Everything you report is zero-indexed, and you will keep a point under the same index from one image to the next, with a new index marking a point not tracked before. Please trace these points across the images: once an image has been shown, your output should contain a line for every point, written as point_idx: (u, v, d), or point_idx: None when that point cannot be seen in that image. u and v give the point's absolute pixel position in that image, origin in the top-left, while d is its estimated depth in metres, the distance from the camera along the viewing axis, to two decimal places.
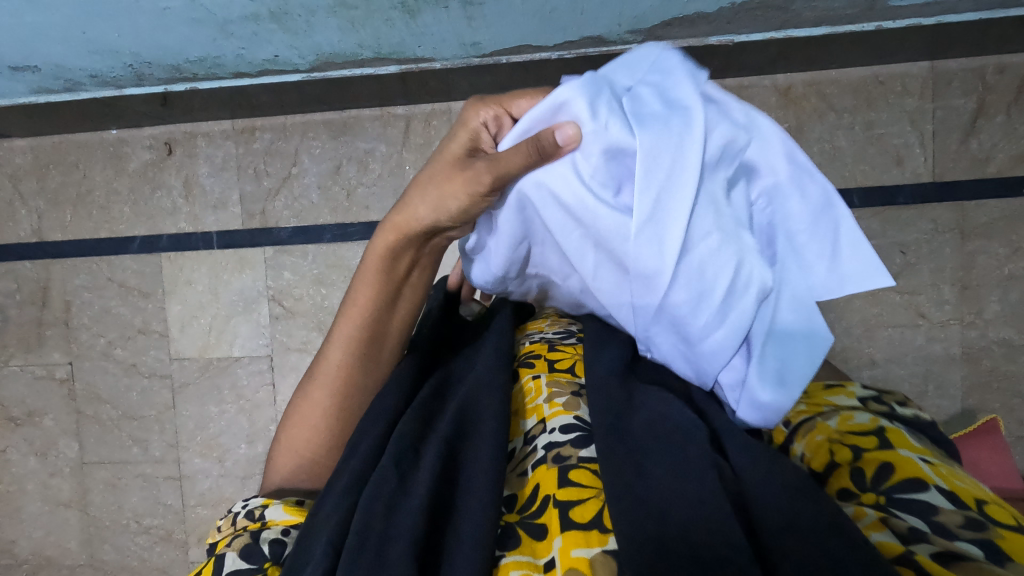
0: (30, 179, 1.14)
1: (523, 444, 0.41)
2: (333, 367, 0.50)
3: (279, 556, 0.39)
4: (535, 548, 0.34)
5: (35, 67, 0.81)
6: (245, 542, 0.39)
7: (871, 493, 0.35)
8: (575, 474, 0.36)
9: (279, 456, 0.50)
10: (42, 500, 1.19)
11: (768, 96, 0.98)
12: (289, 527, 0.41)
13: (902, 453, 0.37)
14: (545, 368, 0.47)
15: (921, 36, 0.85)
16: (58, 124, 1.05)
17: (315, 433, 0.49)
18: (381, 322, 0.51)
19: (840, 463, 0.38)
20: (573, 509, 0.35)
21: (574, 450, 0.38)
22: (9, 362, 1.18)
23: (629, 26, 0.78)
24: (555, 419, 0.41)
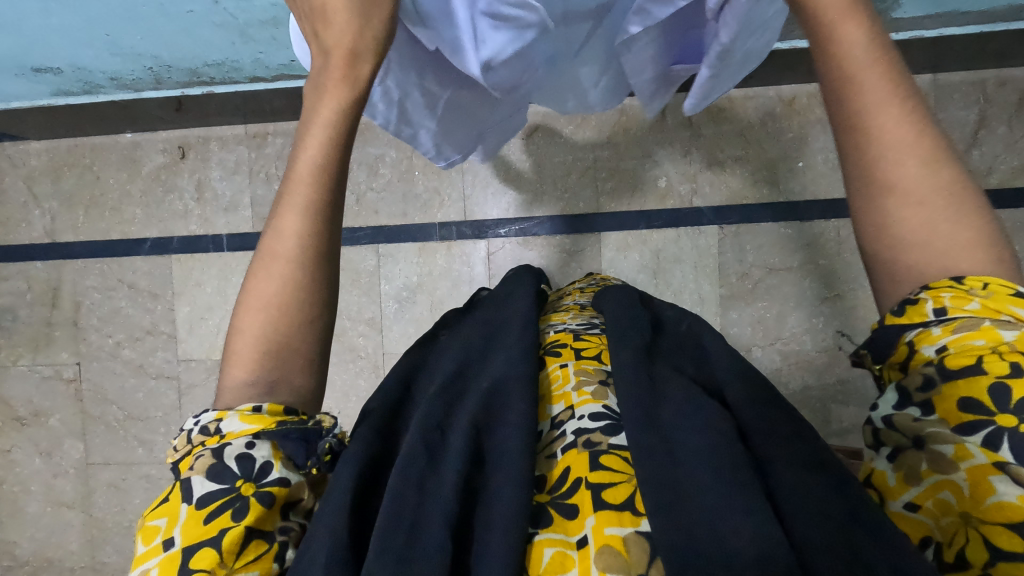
0: (45, 181, 1.16)
1: (551, 428, 0.41)
2: (287, 238, 0.42)
3: (250, 473, 0.38)
4: (565, 527, 0.35)
5: (57, 69, 0.83)
6: (210, 465, 0.38)
7: (1005, 414, 0.33)
8: (605, 459, 0.37)
9: (239, 356, 0.42)
10: (45, 500, 1.19)
11: (773, 106, 1.00)
12: (253, 437, 0.39)
13: (1014, 334, 0.34)
14: (572, 356, 0.47)
15: (923, 49, 0.86)
16: (75, 127, 1.07)
17: (277, 314, 0.42)
18: (339, 186, 0.42)
19: (984, 367, 0.34)
20: (606, 490, 0.36)
21: (604, 437, 0.39)
22: (18, 361, 1.18)
23: None
24: (584, 407, 0.41)
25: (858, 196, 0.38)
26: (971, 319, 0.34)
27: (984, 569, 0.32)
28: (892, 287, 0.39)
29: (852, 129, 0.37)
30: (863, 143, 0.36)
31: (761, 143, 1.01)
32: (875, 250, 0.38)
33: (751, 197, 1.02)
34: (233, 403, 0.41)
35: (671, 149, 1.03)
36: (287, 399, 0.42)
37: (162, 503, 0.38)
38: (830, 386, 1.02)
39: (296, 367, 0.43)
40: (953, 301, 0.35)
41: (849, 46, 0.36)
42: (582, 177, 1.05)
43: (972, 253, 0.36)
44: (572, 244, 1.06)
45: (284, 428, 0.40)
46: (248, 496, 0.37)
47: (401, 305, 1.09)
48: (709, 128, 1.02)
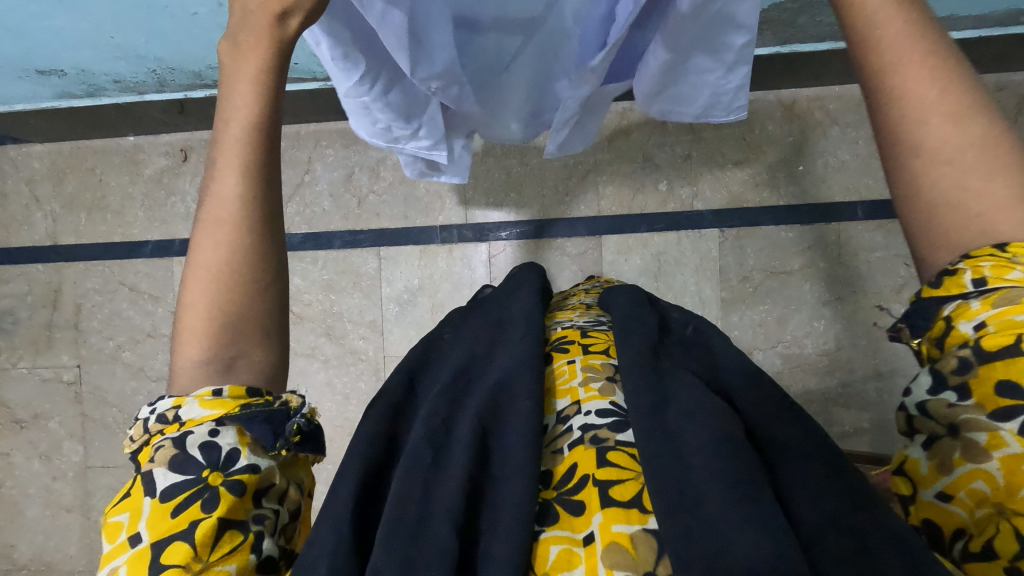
0: (47, 184, 1.16)
1: (557, 422, 0.41)
2: (227, 202, 0.40)
3: (215, 463, 0.38)
4: (572, 524, 0.35)
5: (61, 72, 0.84)
6: (171, 457, 0.38)
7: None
8: (612, 456, 0.37)
9: (187, 331, 0.41)
10: (44, 503, 1.18)
11: (773, 110, 1.01)
12: (215, 424, 0.39)
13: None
14: (579, 352, 0.47)
15: None
16: (78, 129, 1.07)
17: (222, 282, 0.41)
18: (274, 148, 0.42)
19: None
20: (613, 487, 0.35)
21: (611, 433, 0.39)
22: (18, 364, 1.18)
23: None
24: (590, 402, 0.41)
25: (884, 159, 0.37)
26: (1011, 290, 0.33)
27: (1013, 560, 0.33)
28: (932, 254, 0.37)
29: (874, 83, 0.36)
30: (886, 95, 0.36)
31: (761, 147, 1.01)
32: (910, 214, 0.37)
33: (751, 200, 1.02)
34: (189, 388, 0.40)
35: (672, 153, 1.03)
36: (248, 378, 0.42)
37: (124, 498, 0.38)
38: (831, 389, 1.02)
39: (253, 338, 0.42)
40: (993, 271, 0.34)
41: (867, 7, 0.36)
42: (583, 180, 1.05)
43: (1011, 213, 0.34)
44: (572, 247, 1.06)
45: (248, 412, 0.40)
46: (216, 485, 0.37)
47: (402, 307, 1.09)
48: (709, 131, 1.02)
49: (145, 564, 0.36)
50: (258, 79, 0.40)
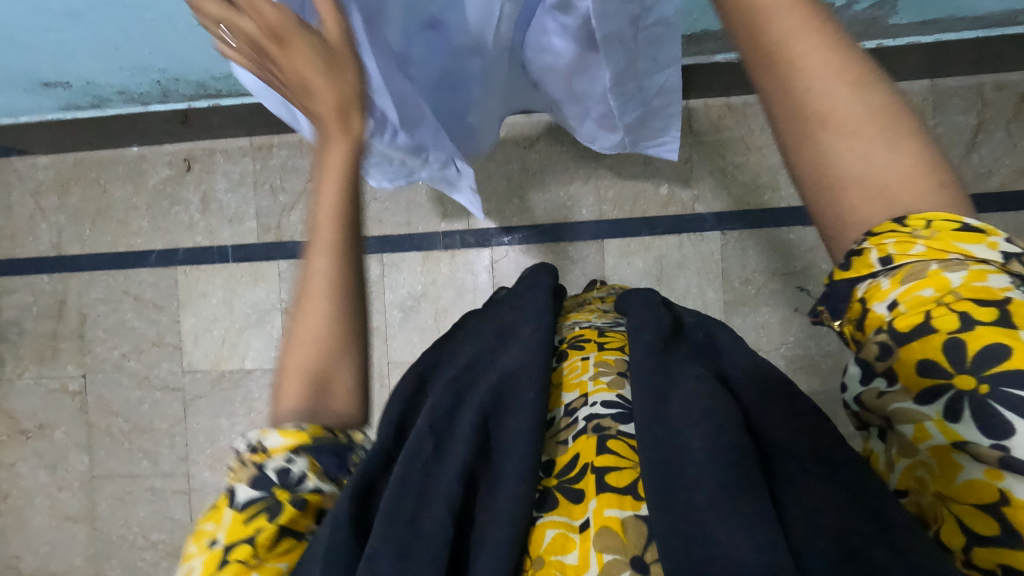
0: (52, 195, 1.17)
1: (564, 415, 0.44)
2: (319, 275, 0.42)
3: (287, 480, 0.38)
4: (570, 511, 0.37)
5: (66, 84, 0.84)
6: (251, 473, 0.38)
7: (963, 374, 0.31)
8: (613, 444, 0.39)
9: (281, 394, 0.42)
10: (50, 514, 1.18)
11: None
12: (291, 452, 0.38)
13: (962, 277, 0.31)
14: (594, 348, 0.49)
15: (919, 54, 0.89)
16: (82, 140, 1.08)
17: (317, 347, 0.42)
18: (358, 223, 0.44)
19: (937, 323, 0.31)
20: (609, 474, 0.38)
21: (614, 423, 0.41)
22: (23, 374, 1.19)
23: None
24: (597, 394, 0.43)
25: (786, 136, 0.34)
26: (915, 267, 0.32)
27: (964, 552, 0.32)
28: (839, 234, 0.35)
29: (759, 67, 0.34)
30: (776, 79, 0.33)
31: (762, 149, 1.02)
32: (813, 195, 0.35)
33: (753, 202, 1.02)
34: (281, 421, 0.41)
35: (673, 156, 1.04)
36: (328, 421, 0.41)
37: (208, 508, 0.39)
38: (835, 391, 1.02)
39: (341, 395, 0.43)
40: (896, 249, 0.32)
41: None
42: (584, 185, 1.06)
43: (914, 184, 0.33)
44: (575, 251, 1.07)
45: (322, 440, 0.40)
46: (282, 501, 0.37)
47: (406, 313, 1.09)
48: (710, 134, 1.03)
49: (210, 568, 0.36)
50: (344, 164, 0.41)
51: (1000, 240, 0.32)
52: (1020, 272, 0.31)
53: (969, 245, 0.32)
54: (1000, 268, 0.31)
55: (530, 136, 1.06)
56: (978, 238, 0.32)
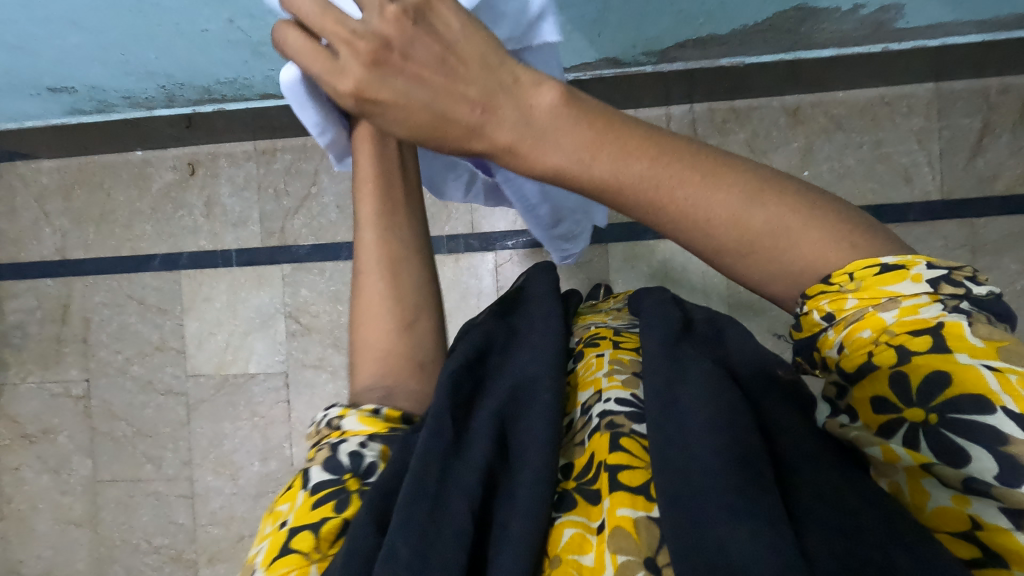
0: (56, 199, 1.17)
1: (582, 415, 0.46)
2: (375, 249, 0.54)
3: (358, 470, 0.43)
4: (588, 512, 0.39)
5: (71, 89, 0.84)
6: (326, 456, 0.44)
7: (912, 407, 0.34)
8: (626, 442, 0.41)
9: (362, 365, 0.53)
10: (53, 518, 1.18)
11: (778, 116, 1.01)
12: (365, 439, 0.45)
13: (893, 315, 0.35)
14: (610, 346, 0.51)
15: (923, 59, 0.89)
16: (86, 145, 1.08)
17: (385, 314, 0.54)
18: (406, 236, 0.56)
19: (882, 362, 0.35)
20: (622, 473, 0.39)
21: (627, 420, 0.42)
22: (27, 379, 1.19)
23: (644, 46, 0.81)
24: (611, 391, 0.45)
25: (680, 234, 0.38)
26: (853, 319, 0.36)
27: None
28: (775, 285, 0.39)
29: (607, 200, 0.37)
30: (638, 205, 0.36)
31: (765, 153, 1.02)
32: (736, 265, 0.38)
33: None
34: (369, 383, 0.52)
35: None
36: (406, 403, 0.51)
37: (285, 492, 0.43)
38: None
39: (407, 369, 0.53)
40: (833, 305, 0.36)
41: (540, 153, 0.35)
42: None
43: (788, 227, 0.37)
44: (579, 255, 1.07)
45: (395, 435, 0.46)
46: (352, 490, 0.41)
47: None
48: (714, 138, 1.03)
49: (276, 550, 0.39)
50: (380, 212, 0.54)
51: (922, 265, 0.36)
52: (948, 293, 0.35)
53: (895, 285, 0.36)
54: (931, 297, 0.35)
55: None
56: (899, 280, 0.36)
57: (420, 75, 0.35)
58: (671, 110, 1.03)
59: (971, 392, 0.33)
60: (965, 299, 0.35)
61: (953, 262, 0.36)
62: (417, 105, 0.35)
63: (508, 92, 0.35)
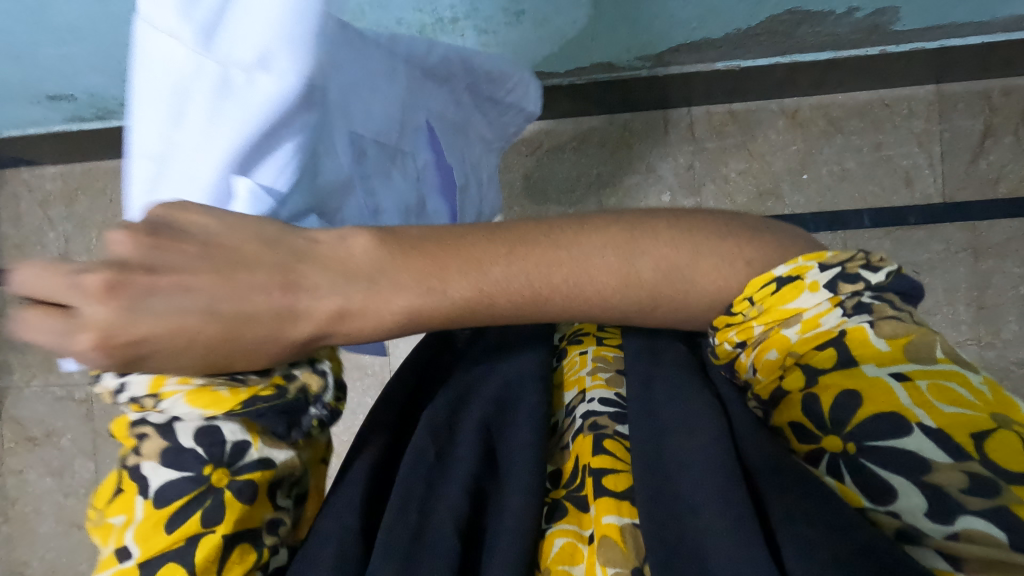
0: (60, 205, 1.18)
1: (565, 415, 0.46)
2: None
3: (219, 460, 0.36)
4: (579, 520, 0.39)
5: (71, 97, 0.85)
6: (162, 452, 0.36)
7: (829, 435, 0.37)
8: (609, 444, 0.41)
9: None
10: (57, 520, 1.19)
11: (776, 119, 1.01)
12: (212, 414, 0.36)
13: (796, 333, 0.39)
14: (593, 342, 0.50)
15: (922, 61, 0.89)
16: (89, 150, 1.09)
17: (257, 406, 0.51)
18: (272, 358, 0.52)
19: (794, 386, 0.39)
20: (607, 478, 0.39)
21: (611, 422, 0.42)
22: (31, 383, 1.20)
23: (638, 51, 0.81)
24: (594, 390, 0.45)
25: (582, 305, 0.40)
26: (762, 342, 0.40)
27: None
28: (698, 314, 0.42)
29: (486, 313, 0.40)
30: (547, 305, 0.40)
31: (764, 155, 1.01)
32: (639, 314, 0.42)
33: (756, 210, 1.02)
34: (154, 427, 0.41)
35: (676, 163, 1.03)
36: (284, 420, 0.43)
37: (114, 500, 0.36)
38: None
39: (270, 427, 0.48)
40: (740, 334, 0.41)
41: (385, 299, 0.39)
42: (586, 193, 1.05)
43: (669, 255, 0.40)
44: None
45: (255, 405, 0.37)
46: (220, 488, 0.36)
47: None
48: (712, 141, 1.02)
49: None
50: None
51: (817, 269, 0.39)
52: (850, 292, 0.38)
53: (795, 301, 0.39)
54: (831, 305, 0.38)
55: (532, 143, 1.06)
56: (800, 299, 0.39)
57: (182, 283, 0.37)
58: (669, 113, 1.03)
59: (878, 410, 0.36)
60: (865, 294, 0.38)
61: (846, 256, 0.39)
62: (190, 311, 0.37)
63: (309, 258, 0.40)
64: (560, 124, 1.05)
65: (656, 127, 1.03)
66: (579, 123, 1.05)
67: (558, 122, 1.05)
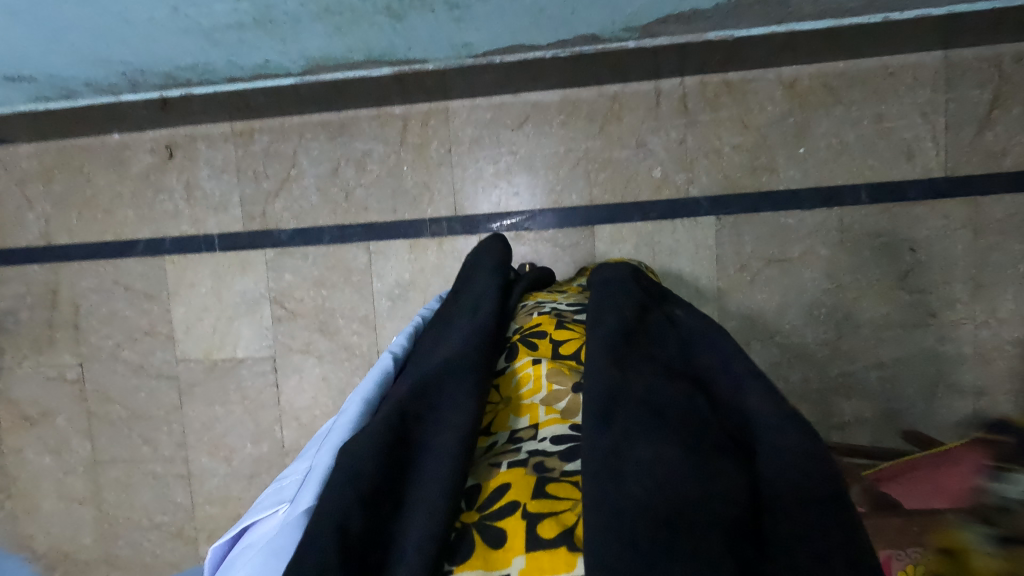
0: (38, 184, 1.15)
1: (506, 439, 0.41)
2: None
3: None
4: (488, 561, 0.33)
5: (31, 77, 0.82)
6: None
7: None
8: (553, 487, 0.36)
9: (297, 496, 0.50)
10: (58, 496, 1.22)
11: (773, 89, 0.96)
12: None
13: None
14: (548, 353, 0.47)
15: (930, 27, 0.83)
16: (62, 129, 1.06)
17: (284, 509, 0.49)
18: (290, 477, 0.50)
19: None
20: (540, 524, 0.33)
21: (559, 463, 0.38)
22: (23, 364, 1.20)
23: (624, 23, 0.76)
24: (548, 426, 0.41)
25: None
26: None
27: None
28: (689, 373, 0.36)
29: None
30: None
31: (759, 128, 0.97)
32: None
33: (749, 185, 0.98)
34: None
35: (667, 137, 0.99)
36: None
37: None
38: (831, 379, 0.99)
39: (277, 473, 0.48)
40: None
41: None
42: (574, 169, 1.02)
43: None
44: (563, 237, 1.03)
45: None
46: None
47: (394, 302, 1.08)
48: (705, 114, 0.98)
49: None
50: None
51: None
52: None
53: None
54: None
55: (518, 115, 1.02)
56: None
57: None
58: (661, 84, 0.98)
59: None
60: None
61: None
62: None
63: None
64: (548, 95, 1.01)
65: (648, 99, 0.99)
66: (568, 94, 1.00)
67: (545, 93, 1.01)
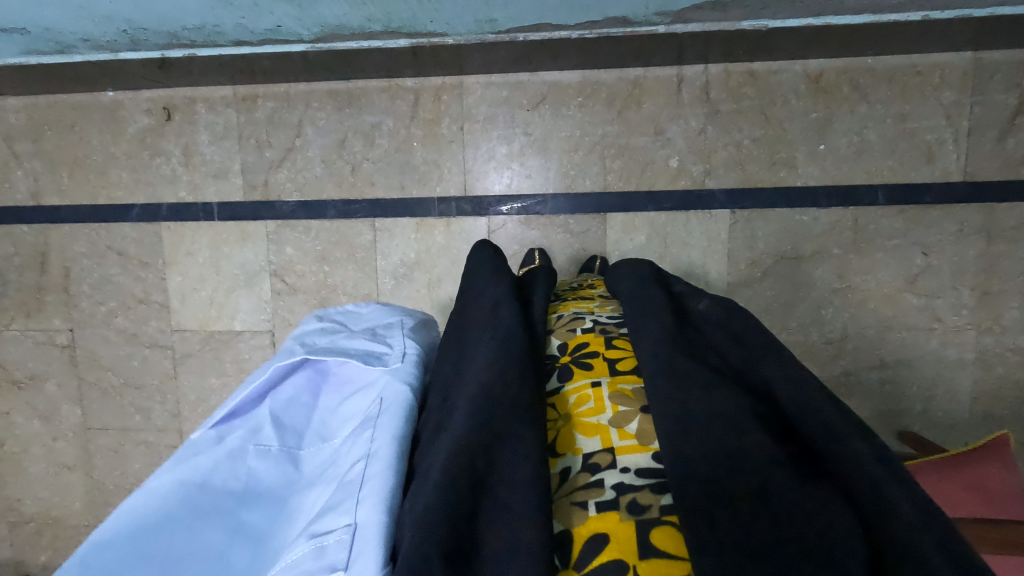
0: (26, 140, 1.10)
1: (582, 471, 0.37)
2: None
3: None
4: None
5: (25, 30, 0.77)
6: None
7: None
8: (656, 536, 0.32)
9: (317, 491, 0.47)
10: (47, 462, 1.20)
11: (798, 83, 0.94)
12: None
13: None
14: (607, 372, 0.43)
15: (965, 27, 0.81)
16: (53, 84, 1.01)
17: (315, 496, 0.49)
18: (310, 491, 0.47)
19: None
20: None
21: (654, 498, 0.34)
22: (10, 326, 1.17)
23: (656, 7, 0.73)
24: (628, 455, 0.37)
25: None
26: None
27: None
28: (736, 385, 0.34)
29: None
30: None
31: (781, 122, 0.95)
32: None
33: (767, 180, 0.97)
34: None
35: (687, 126, 0.97)
36: None
37: None
38: (834, 378, 0.99)
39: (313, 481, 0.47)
40: None
41: None
42: (589, 154, 0.99)
43: None
44: (575, 223, 1.01)
45: None
46: None
47: (398, 281, 1.06)
48: (727, 104, 0.95)
49: None
50: None
51: None
52: None
53: None
54: None
55: (534, 95, 0.98)
56: None
57: None
58: (684, 71, 0.95)
59: None
60: None
61: None
62: None
63: None
64: (566, 76, 0.97)
65: (669, 85, 0.96)
66: (587, 75, 0.97)
67: (563, 74, 0.97)
